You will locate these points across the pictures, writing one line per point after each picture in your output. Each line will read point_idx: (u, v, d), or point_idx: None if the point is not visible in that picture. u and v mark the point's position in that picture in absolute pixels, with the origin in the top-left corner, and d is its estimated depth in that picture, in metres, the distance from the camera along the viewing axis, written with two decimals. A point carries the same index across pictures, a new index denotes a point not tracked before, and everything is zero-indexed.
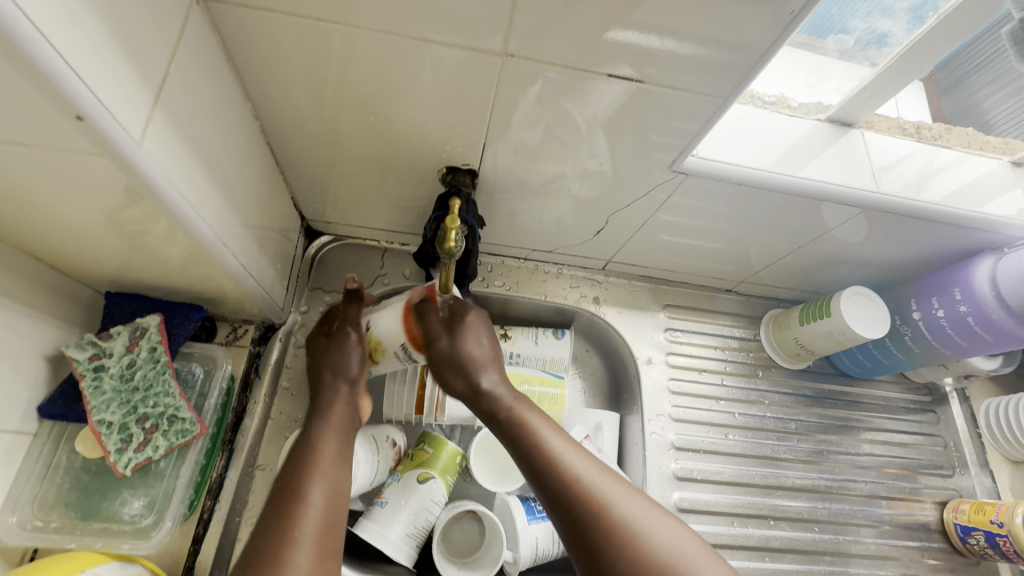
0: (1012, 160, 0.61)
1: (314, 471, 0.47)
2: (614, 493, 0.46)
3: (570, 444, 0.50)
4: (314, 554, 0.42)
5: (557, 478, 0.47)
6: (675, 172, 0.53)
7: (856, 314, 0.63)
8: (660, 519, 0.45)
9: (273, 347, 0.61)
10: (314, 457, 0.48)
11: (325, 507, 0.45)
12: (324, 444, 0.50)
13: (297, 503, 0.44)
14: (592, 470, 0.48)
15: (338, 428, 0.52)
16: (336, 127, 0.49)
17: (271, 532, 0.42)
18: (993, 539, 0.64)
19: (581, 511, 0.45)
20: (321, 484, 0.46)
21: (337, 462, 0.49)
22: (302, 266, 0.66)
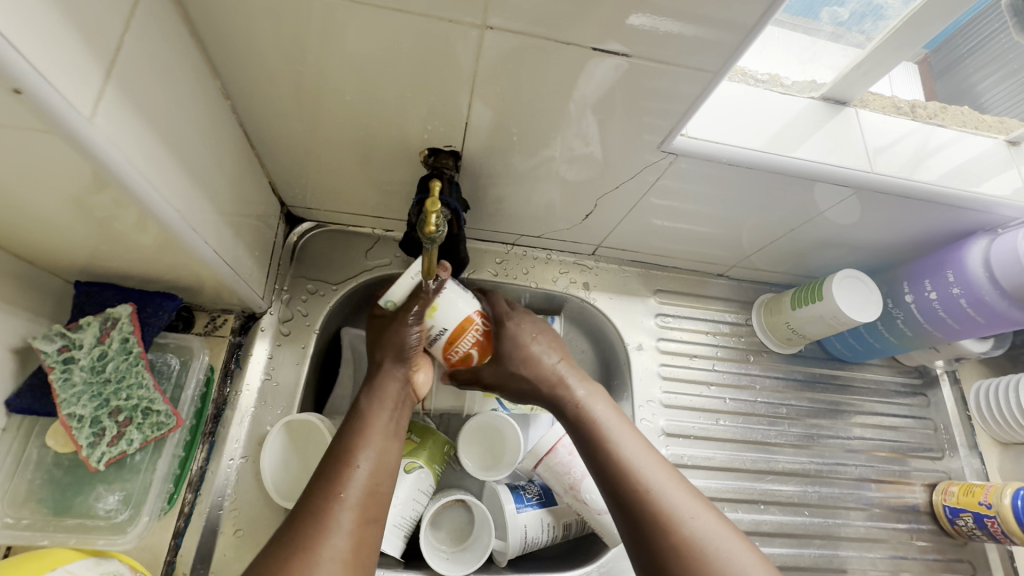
0: (1008, 139, 0.58)
1: (364, 438, 0.47)
2: (687, 507, 0.43)
3: (649, 453, 0.48)
4: (356, 516, 0.42)
5: (628, 481, 0.45)
6: (665, 153, 0.51)
7: (848, 298, 0.62)
8: (733, 543, 0.41)
9: (255, 337, 0.59)
10: (366, 427, 0.48)
11: (372, 474, 0.45)
12: (375, 414, 0.49)
13: (346, 465, 0.44)
14: (667, 481, 0.45)
15: (397, 397, 0.51)
16: (314, 105, 0.47)
17: (319, 487, 0.43)
18: (981, 521, 0.65)
19: (648, 519, 0.43)
20: (371, 452, 0.46)
21: (388, 431, 0.48)
22: (285, 254, 0.65)
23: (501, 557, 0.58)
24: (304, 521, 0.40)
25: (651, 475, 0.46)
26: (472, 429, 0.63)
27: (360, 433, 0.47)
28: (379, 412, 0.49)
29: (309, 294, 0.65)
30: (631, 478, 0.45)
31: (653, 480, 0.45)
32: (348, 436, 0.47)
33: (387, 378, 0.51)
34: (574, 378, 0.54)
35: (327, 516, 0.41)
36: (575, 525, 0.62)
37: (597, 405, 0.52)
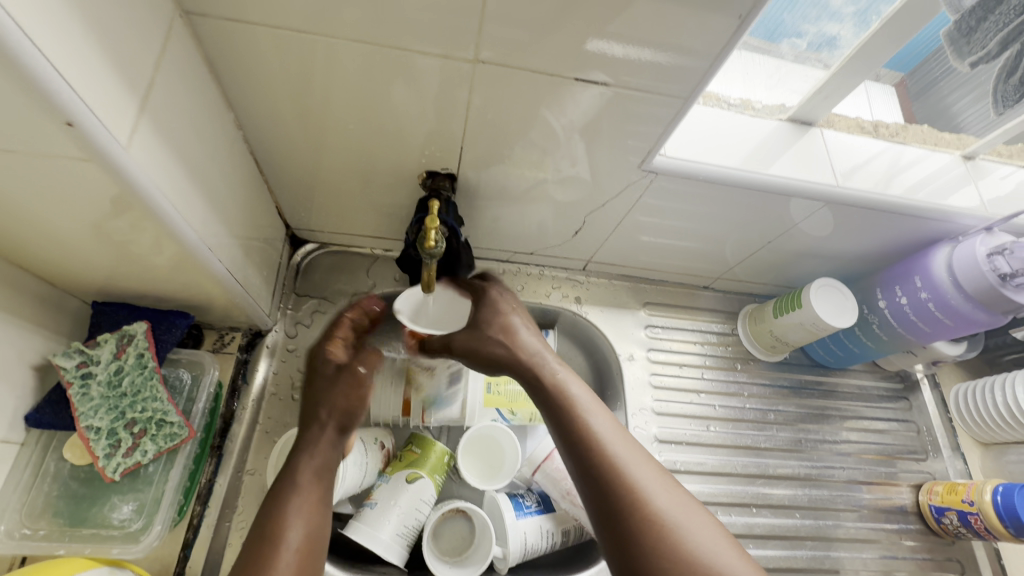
0: (963, 154, 0.63)
1: (289, 509, 0.47)
2: (654, 484, 0.44)
3: (616, 430, 0.48)
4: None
5: (598, 458, 0.46)
6: (646, 171, 0.55)
7: (825, 305, 0.65)
8: (697, 517, 0.43)
9: (261, 352, 0.62)
10: (294, 499, 0.48)
11: (301, 551, 0.46)
12: (302, 486, 0.49)
13: (273, 545, 0.45)
14: (633, 455, 0.46)
15: (316, 464, 0.51)
16: (324, 136, 0.51)
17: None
18: (965, 518, 0.66)
19: (614, 501, 0.43)
20: (299, 524, 0.47)
21: (318, 497, 0.49)
22: (289, 274, 0.67)
23: (502, 565, 0.60)
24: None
25: (619, 450, 0.46)
26: (472, 440, 0.66)
27: (283, 509, 0.47)
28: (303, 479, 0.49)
29: (313, 311, 0.67)
30: (600, 453, 0.46)
31: (620, 457, 0.46)
32: (275, 509, 0.47)
33: (314, 449, 0.52)
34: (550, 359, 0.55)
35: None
36: (573, 533, 0.63)
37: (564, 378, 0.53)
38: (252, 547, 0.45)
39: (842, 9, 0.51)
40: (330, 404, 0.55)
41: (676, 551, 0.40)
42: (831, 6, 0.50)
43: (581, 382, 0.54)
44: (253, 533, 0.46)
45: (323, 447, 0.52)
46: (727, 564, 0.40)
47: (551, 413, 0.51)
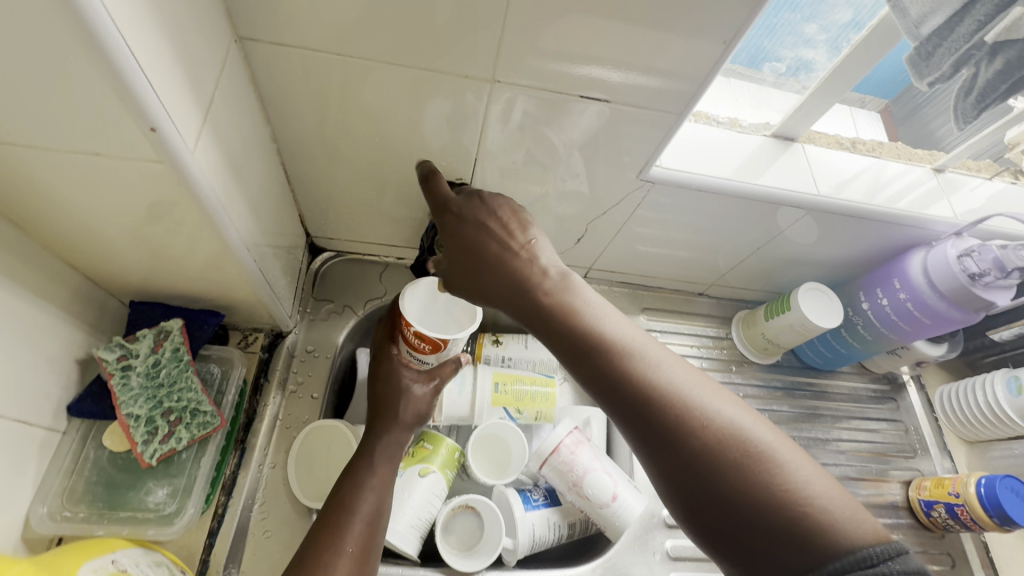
0: (933, 167, 0.69)
1: (363, 486, 0.51)
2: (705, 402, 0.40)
3: (650, 355, 0.43)
4: (355, 564, 0.46)
5: (603, 347, 0.43)
6: (643, 181, 0.59)
7: (812, 307, 0.70)
8: (775, 441, 0.38)
9: (282, 353, 0.65)
10: (369, 476, 0.53)
11: (370, 521, 0.49)
12: (376, 468, 0.54)
13: (346, 512, 0.49)
14: (682, 383, 0.41)
15: (388, 452, 0.56)
16: (350, 149, 0.56)
17: (323, 539, 0.46)
18: (952, 510, 0.69)
19: (657, 411, 0.40)
20: (368, 498, 0.51)
21: (386, 482, 0.53)
22: (307, 280, 0.71)
23: (512, 559, 0.62)
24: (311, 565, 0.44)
25: (664, 382, 0.41)
26: (478, 441, 0.69)
27: (359, 485, 0.51)
28: (377, 463, 0.54)
29: (331, 315, 0.71)
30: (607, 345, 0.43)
31: (660, 372, 0.41)
32: (350, 485, 0.51)
33: (391, 437, 0.56)
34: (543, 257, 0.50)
35: (333, 562, 0.45)
36: (579, 526, 0.65)
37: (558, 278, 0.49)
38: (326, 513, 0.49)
39: (816, 36, 0.56)
40: (407, 401, 0.59)
41: (720, 444, 0.37)
42: (805, 34, 0.56)
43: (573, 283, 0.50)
44: (331, 500, 0.50)
45: (398, 441, 0.57)
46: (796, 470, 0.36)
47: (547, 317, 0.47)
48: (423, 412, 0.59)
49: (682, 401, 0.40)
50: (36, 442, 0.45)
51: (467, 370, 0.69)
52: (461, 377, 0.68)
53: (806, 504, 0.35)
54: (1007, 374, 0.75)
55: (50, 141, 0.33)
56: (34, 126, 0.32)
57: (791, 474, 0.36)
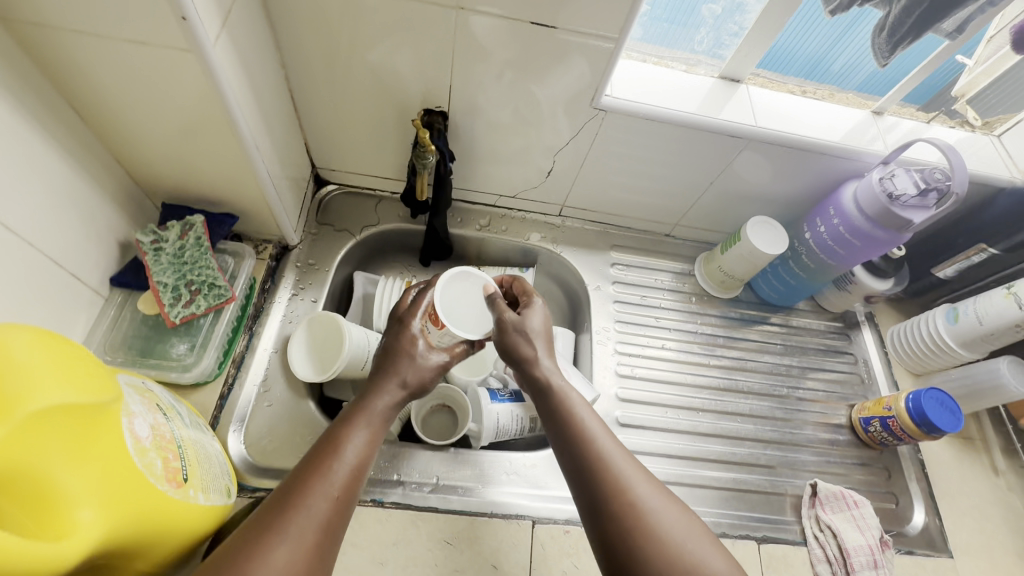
0: (873, 111, 0.76)
1: (354, 431, 0.50)
2: (630, 479, 0.50)
3: (604, 430, 0.54)
4: (334, 513, 0.44)
5: (568, 423, 0.55)
6: (596, 109, 0.67)
7: (760, 237, 0.77)
8: (678, 514, 0.48)
9: (288, 262, 0.76)
10: (359, 422, 0.51)
11: (355, 471, 0.47)
12: (370, 412, 0.52)
13: (333, 454, 0.47)
14: (621, 456, 0.52)
15: (387, 406, 0.54)
16: (348, 84, 0.66)
17: (307, 480, 0.45)
18: (886, 423, 0.76)
19: (591, 472, 0.51)
20: (357, 439, 0.49)
21: (378, 434, 0.52)
22: (313, 206, 0.82)
23: (477, 441, 0.71)
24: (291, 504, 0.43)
25: (611, 454, 0.52)
26: None
27: (352, 432, 0.50)
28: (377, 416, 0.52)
29: (332, 237, 0.81)
30: (571, 425, 0.55)
31: (604, 450, 0.52)
32: (343, 432, 0.50)
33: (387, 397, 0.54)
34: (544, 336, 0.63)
35: (313, 507, 0.43)
36: (540, 421, 0.74)
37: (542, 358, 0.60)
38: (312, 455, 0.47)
39: None
40: (415, 367, 0.57)
41: (632, 508, 0.48)
42: None
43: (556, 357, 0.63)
44: (321, 441, 0.49)
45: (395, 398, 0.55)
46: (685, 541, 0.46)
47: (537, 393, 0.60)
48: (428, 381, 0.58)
49: (615, 471, 0.50)
50: (85, 298, 0.57)
51: None
52: None
53: (683, 557, 0.45)
54: (947, 308, 0.80)
55: (110, 31, 0.44)
56: (98, 17, 0.43)
57: (691, 549, 0.46)
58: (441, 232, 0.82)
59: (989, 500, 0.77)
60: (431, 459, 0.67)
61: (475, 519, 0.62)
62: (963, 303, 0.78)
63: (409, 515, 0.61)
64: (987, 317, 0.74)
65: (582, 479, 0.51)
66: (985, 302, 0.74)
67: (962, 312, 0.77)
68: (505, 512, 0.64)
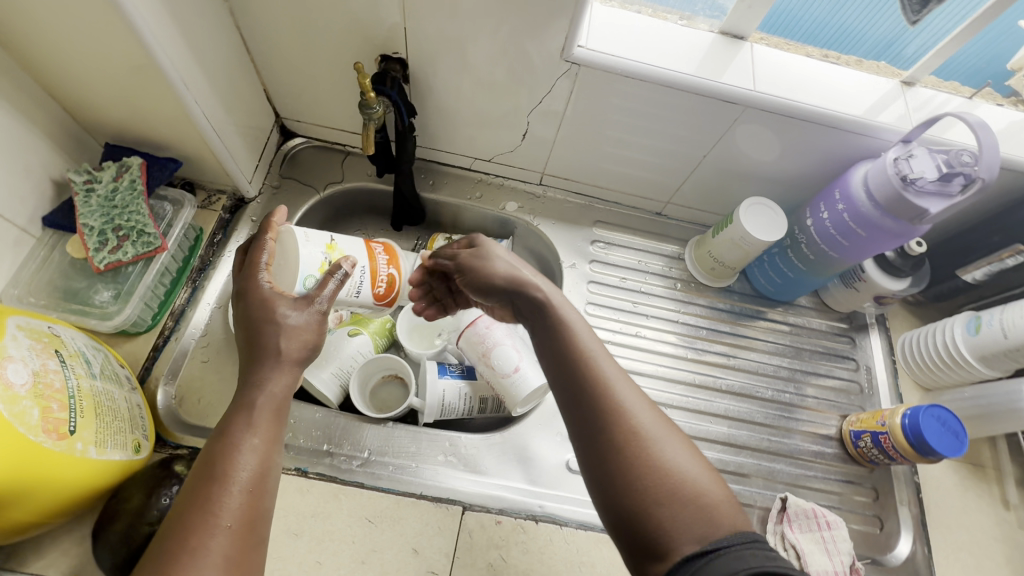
0: (902, 81, 0.65)
1: (239, 442, 0.40)
2: (631, 404, 0.42)
3: (602, 349, 0.46)
4: (234, 542, 0.36)
5: (561, 339, 0.47)
6: (568, 62, 0.60)
7: (754, 221, 0.68)
8: (681, 449, 0.40)
9: (242, 215, 0.72)
10: (245, 427, 0.41)
11: (252, 487, 0.39)
12: (256, 412, 0.42)
13: (216, 482, 0.38)
14: (619, 380, 0.43)
15: (273, 396, 0.44)
16: (299, 23, 0.60)
17: (188, 517, 0.36)
18: (878, 439, 0.67)
19: (585, 399, 0.43)
20: (246, 453, 0.40)
21: (272, 436, 0.42)
22: (277, 158, 0.78)
23: (421, 416, 0.67)
24: (176, 546, 0.35)
25: (610, 377, 0.43)
26: (414, 327, 0.73)
27: (234, 442, 0.40)
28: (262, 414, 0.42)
29: (293, 192, 0.77)
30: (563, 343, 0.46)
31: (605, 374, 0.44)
32: (220, 446, 0.40)
33: (257, 372, 0.44)
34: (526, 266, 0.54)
35: (203, 546, 0.35)
36: (491, 403, 0.69)
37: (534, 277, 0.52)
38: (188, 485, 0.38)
39: None
40: (283, 333, 0.46)
41: (634, 440, 0.40)
42: None
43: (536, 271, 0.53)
44: (196, 466, 0.39)
45: (285, 377, 0.45)
46: (689, 475, 0.39)
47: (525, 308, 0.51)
48: (308, 347, 0.47)
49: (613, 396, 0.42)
50: (10, 236, 0.54)
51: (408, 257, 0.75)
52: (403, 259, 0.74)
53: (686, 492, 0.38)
54: (969, 316, 0.70)
55: None
56: None
57: (695, 482, 0.39)
58: (408, 195, 0.77)
59: (992, 535, 0.68)
60: (367, 431, 0.64)
61: (402, 499, 0.59)
62: (988, 312, 0.68)
63: (333, 488, 0.58)
64: (1013, 330, 0.64)
65: (575, 405, 0.43)
66: (1014, 312, 0.64)
67: (985, 322, 0.67)
68: (436, 495, 0.60)
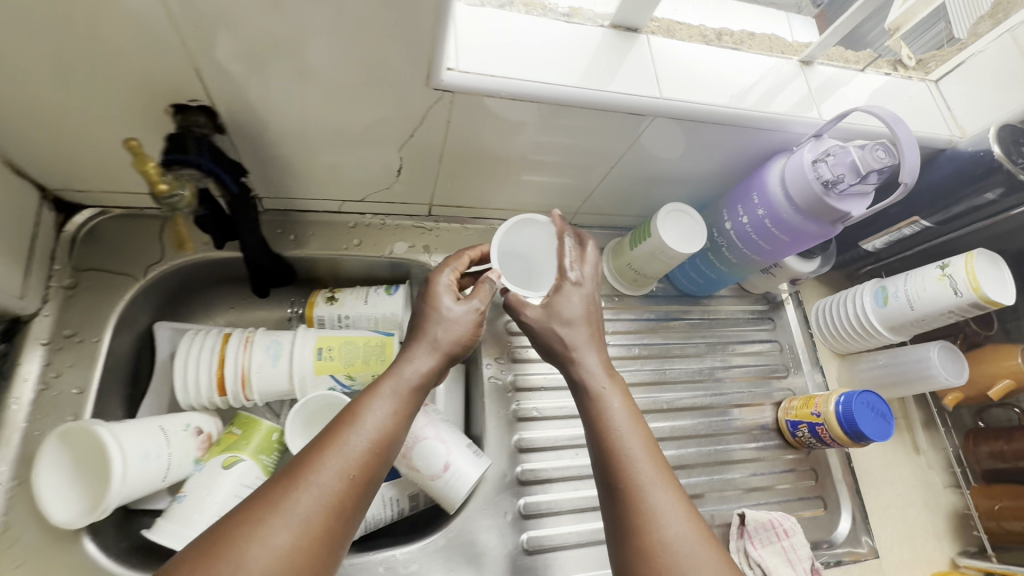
0: (800, 60, 0.60)
1: (377, 399, 0.43)
2: (669, 515, 0.41)
3: (650, 449, 0.45)
4: (339, 500, 0.37)
5: (608, 430, 0.46)
6: (437, 89, 0.47)
7: (672, 233, 0.62)
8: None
9: (24, 341, 0.53)
10: (384, 388, 0.44)
11: (375, 448, 0.40)
12: (391, 378, 0.45)
13: (346, 433, 0.40)
14: (660, 488, 0.43)
15: (419, 372, 0.46)
16: (27, 76, 0.40)
17: (313, 453, 0.38)
18: (814, 430, 0.68)
19: (625, 496, 0.43)
20: (377, 410, 0.42)
21: (406, 409, 0.44)
22: (63, 245, 0.57)
23: None
24: (282, 489, 0.36)
25: (651, 485, 0.43)
26: (313, 411, 0.57)
27: (371, 395, 0.43)
28: (403, 385, 0.44)
29: (100, 289, 0.57)
30: (610, 431, 0.46)
31: (648, 484, 0.43)
32: (359, 403, 0.42)
33: (416, 354, 0.47)
34: (601, 364, 0.51)
35: (300, 496, 0.35)
36: (423, 495, 0.59)
37: (593, 369, 0.50)
38: (322, 430, 0.40)
39: None
40: (443, 325, 0.49)
41: (664, 557, 0.39)
42: None
43: (604, 353, 0.52)
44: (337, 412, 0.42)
45: (428, 362, 0.47)
46: None
47: (576, 390, 0.51)
48: (460, 342, 0.49)
49: (653, 508, 0.41)
50: None
51: (284, 338, 0.60)
52: (275, 349, 0.59)
53: None
54: (875, 286, 0.71)
55: None
56: None
57: None
58: (265, 262, 0.61)
59: (910, 484, 0.74)
60: None
61: None
62: (893, 282, 0.69)
63: None
64: (919, 302, 0.65)
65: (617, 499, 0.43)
66: (917, 282, 0.65)
67: (892, 293, 0.68)
68: None
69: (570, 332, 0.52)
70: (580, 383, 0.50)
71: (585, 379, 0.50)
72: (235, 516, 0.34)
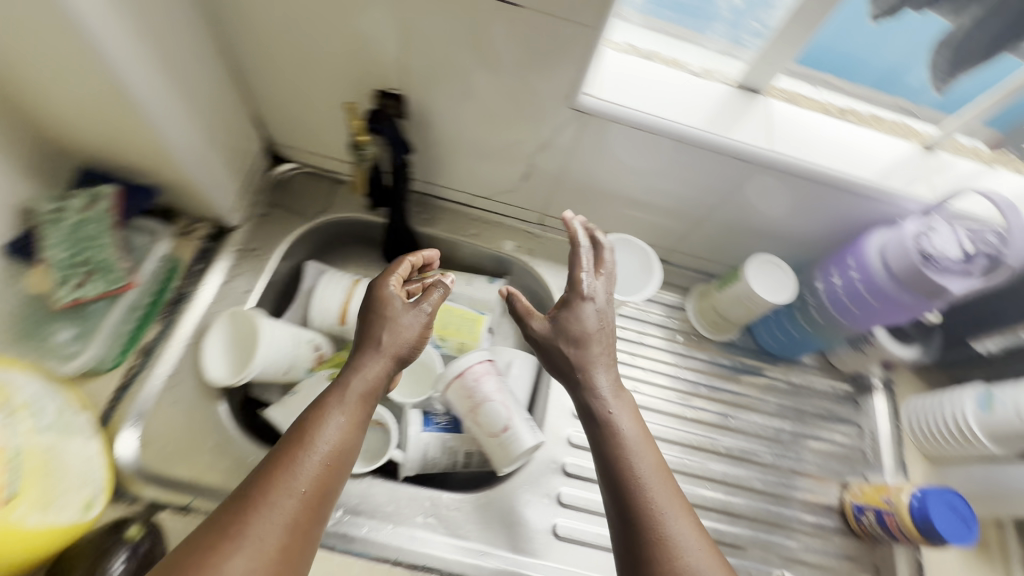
0: (922, 144, 0.63)
1: (332, 412, 0.48)
2: (683, 541, 0.45)
3: (665, 476, 0.49)
4: (302, 510, 0.42)
5: (623, 462, 0.49)
6: (576, 110, 0.57)
7: (761, 282, 0.65)
8: None
9: (224, 245, 0.69)
10: (339, 400, 0.48)
11: (331, 459, 0.45)
12: (349, 388, 0.49)
13: (304, 449, 0.45)
14: (677, 513, 0.47)
15: (370, 382, 0.50)
16: (295, 56, 0.58)
17: (274, 472, 0.43)
18: (881, 518, 0.64)
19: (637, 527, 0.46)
20: (332, 424, 0.47)
21: (359, 418, 0.49)
22: (266, 184, 0.75)
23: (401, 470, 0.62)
24: (250, 500, 0.41)
25: (667, 511, 0.47)
26: None
27: (329, 409, 0.48)
28: (354, 398, 0.49)
29: (281, 221, 0.74)
30: (625, 462, 0.49)
31: (664, 510, 0.47)
32: (317, 417, 0.47)
33: (370, 367, 0.51)
34: (607, 387, 0.54)
35: (276, 502, 0.41)
36: (476, 457, 0.65)
37: (608, 395, 0.53)
38: (279, 447, 0.45)
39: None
40: (391, 330, 0.53)
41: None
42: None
43: (616, 377, 0.55)
44: (294, 423, 0.47)
45: (384, 368, 0.52)
46: None
47: (586, 416, 0.53)
48: (412, 344, 0.54)
49: (666, 533, 0.45)
50: None
51: None
52: None
53: None
54: (979, 390, 0.66)
55: None
56: None
57: None
58: (402, 229, 0.74)
59: None
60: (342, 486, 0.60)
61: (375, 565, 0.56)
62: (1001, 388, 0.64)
63: None
64: None
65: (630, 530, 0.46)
66: None
67: (998, 400, 0.64)
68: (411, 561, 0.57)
69: (579, 353, 0.54)
70: (593, 412, 0.53)
71: (598, 405, 0.53)
72: (208, 528, 0.40)
